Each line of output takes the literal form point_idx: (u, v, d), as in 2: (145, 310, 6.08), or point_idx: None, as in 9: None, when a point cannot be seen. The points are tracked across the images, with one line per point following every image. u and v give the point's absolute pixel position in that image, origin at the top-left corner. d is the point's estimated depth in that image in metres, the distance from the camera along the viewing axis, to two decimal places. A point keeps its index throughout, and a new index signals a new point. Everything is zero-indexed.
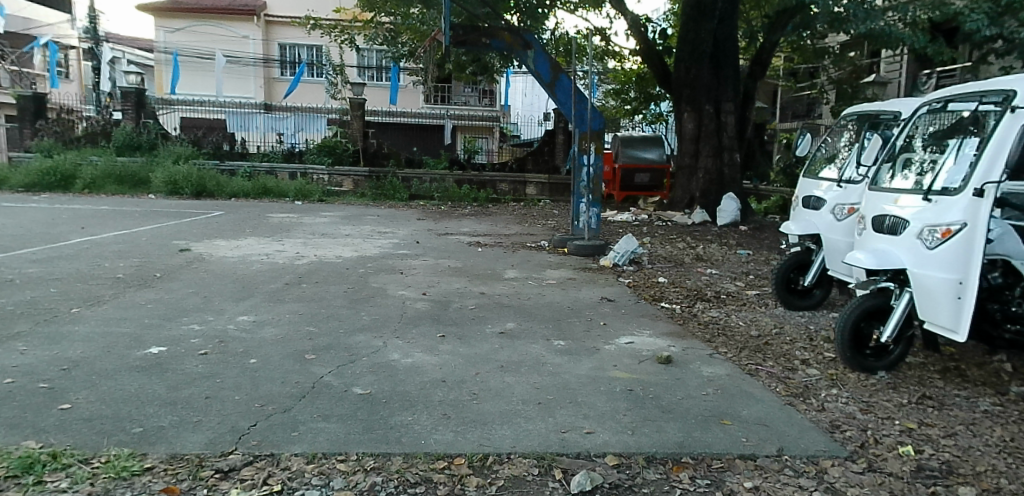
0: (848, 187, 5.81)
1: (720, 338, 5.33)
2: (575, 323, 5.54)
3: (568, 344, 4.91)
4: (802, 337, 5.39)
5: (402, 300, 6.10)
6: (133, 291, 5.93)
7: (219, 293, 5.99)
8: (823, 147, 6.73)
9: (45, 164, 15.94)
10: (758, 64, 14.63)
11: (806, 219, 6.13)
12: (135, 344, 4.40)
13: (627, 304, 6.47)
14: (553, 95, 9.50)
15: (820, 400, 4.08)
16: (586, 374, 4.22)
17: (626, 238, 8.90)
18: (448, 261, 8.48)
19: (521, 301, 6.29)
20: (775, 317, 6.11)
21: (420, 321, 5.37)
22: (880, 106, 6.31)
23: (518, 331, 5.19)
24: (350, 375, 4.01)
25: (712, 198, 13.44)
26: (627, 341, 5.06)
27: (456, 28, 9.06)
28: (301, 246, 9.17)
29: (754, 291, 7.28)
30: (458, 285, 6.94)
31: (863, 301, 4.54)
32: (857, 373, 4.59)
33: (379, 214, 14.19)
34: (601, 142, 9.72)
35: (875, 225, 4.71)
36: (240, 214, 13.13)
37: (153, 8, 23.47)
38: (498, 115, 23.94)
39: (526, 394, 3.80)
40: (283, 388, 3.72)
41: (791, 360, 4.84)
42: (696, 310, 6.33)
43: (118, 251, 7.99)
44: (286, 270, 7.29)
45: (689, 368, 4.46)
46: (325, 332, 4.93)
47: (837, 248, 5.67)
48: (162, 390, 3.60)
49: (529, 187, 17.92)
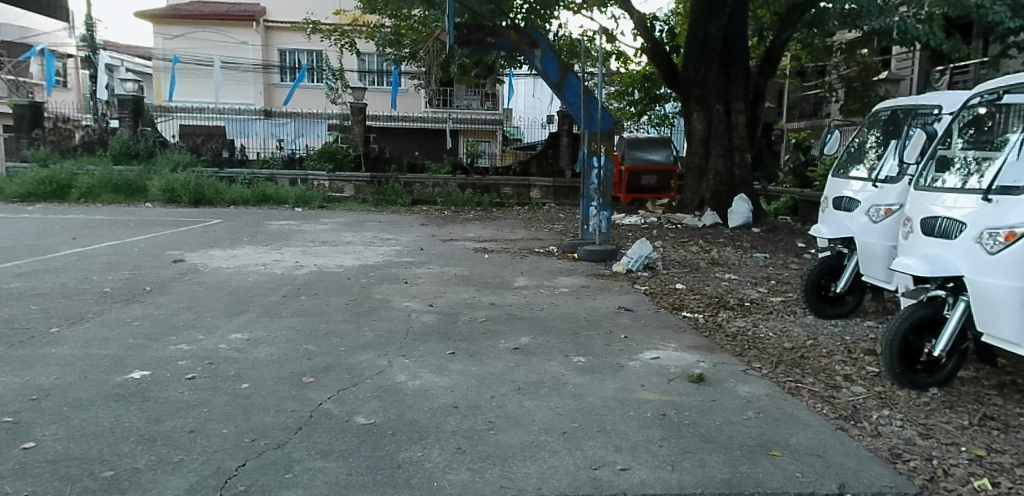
0: (884, 186, 5.44)
1: (751, 352, 4.91)
2: (593, 336, 5.13)
3: (588, 361, 4.51)
4: (839, 350, 4.99)
5: (407, 313, 5.71)
6: (119, 307, 5.55)
7: (211, 308, 5.61)
8: (851, 145, 6.37)
9: (40, 173, 15.55)
10: (769, 62, 14.14)
11: (837, 221, 5.77)
12: (116, 368, 4.02)
13: (646, 313, 6.07)
14: (561, 96, 9.10)
15: (873, 423, 3.68)
16: (612, 396, 3.82)
17: (640, 242, 8.49)
18: (455, 269, 8.10)
19: (534, 312, 5.90)
20: (806, 326, 5.70)
21: (428, 336, 4.99)
22: (917, 100, 5.91)
23: (533, 347, 4.79)
24: (351, 401, 3.61)
25: (723, 200, 13.04)
26: (652, 356, 4.66)
27: (459, 27, 8.68)
28: (301, 255, 8.78)
29: (778, 297, 6.89)
30: (466, 295, 6.55)
31: (913, 311, 4.16)
32: (905, 390, 4.19)
33: (382, 220, 13.80)
34: (612, 143, 9.29)
35: (924, 228, 4.36)
36: (239, 222, 12.76)
37: (151, 14, 23.15)
38: (501, 118, 23.55)
39: (549, 421, 3.41)
40: (277, 419, 3.33)
41: (833, 375, 4.44)
42: (721, 319, 5.93)
43: (108, 264, 7.61)
44: (284, 282, 6.90)
45: (724, 387, 4.07)
46: (325, 350, 4.54)
47: (874, 253, 5.36)
48: (140, 423, 3.23)
49: (533, 191, 17.50)
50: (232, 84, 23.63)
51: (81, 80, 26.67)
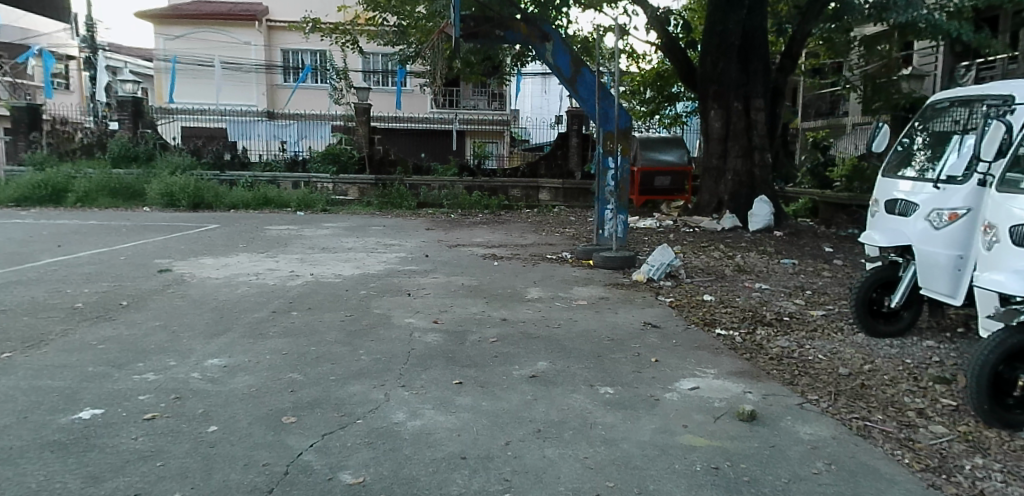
0: (948, 188, 4.74)
1: (803, 380, 4.27)
2: (619, 361, 4.48)
3: (617, 392, 3.88)
4: (904, 377, 4.33)
5: (409, 332, 5.07)
6: (87, 326, 4.95)
7: (190, 328, 4.98)
8: (902, 142, 5.66)
9: (35, 177, 15.03)
10: (789, 57, 13.35)
11: (891, 227, 5.12)
12: (64, 406, 3.41)
13: (675, 331, 5.42)
14: (574, 92, 8.41)
15: (968, 477, 3.05)
16: (649, 441, 3.21)
17: (662, 248, 7.84)
18: (461, 279, 7.46)
19: (551, 330, 5.27)
20: (858, 347, 5.03)
21: (431, 361, 4.36)
22: (982, 88, 5.11)
23: (553, 374, 4.17)
24: (338, 450, 3.01)
25: (742, 201, 12.36)
26: (690, 387, 4.02)
27: (466, 19, 8.09)
28: (297, 263, 8.18)
29: (819, 311, 6.22)
30: (474, 309, 5.94)
31: (1006, 338, 3.52)
32: (994, 429, 3.55)
33: (385, 224, 13.19)
34: (629, 142, 8.63)
35: (1015, 239, 3.73)
36: (238, 226, 12.17)
37: (151, 14, 22.61)
38: (509, 118, 22.89)
39: (576, 479, 2.80)
40: (244, 478, 2.73)
41: (904, 411, 3.80)
42: (760, 338, 5.27)
43: (87, 275, 6.99)
44: (276, 295, 6.27)
45: (781, 427, 3.47)
46: (312, 380, 3.93)
47: (938, 264, 4.70)
48: (75, 485, 2.63)
49: (542, 193, 16.98)
50: (233, 85, 23.15)
51: (82, 81, 26.24)
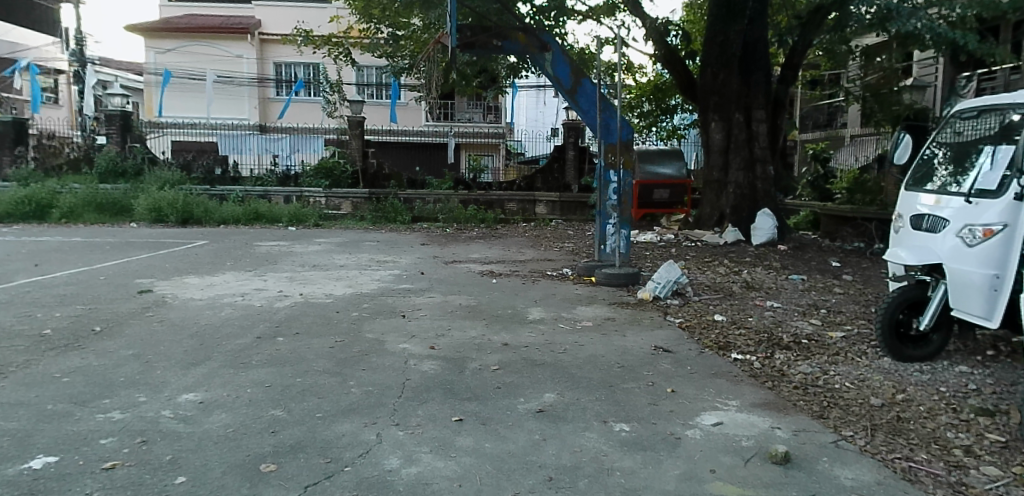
0: (981, 202, 4.41)
1: (833, 412, 3.91)
2: (633, 392, 4.11)
3: (634, 429, 3.52)
4: (942, 408, 3.99)
5: (404, 360, 4.69)
6: (52, 357, 4.54)
7: (166, 358, 4.59)
8: (926, 155, 5.32)
9: (18, 192, 14.61)
10: (790, 68, 13.10)
11: (918, 244, 4.79)
12: (13, 454, 3.02)
13: (689, 356, 5.06)
14: (574, 103, 8.04)
15: None
16: (674, 491, 2.85)
17: (668, 264, 7.48)
18: (459, 298, 7.08)
19: (556, 356, 4.89)
20: (887, 374, 4.68)
21: (428, 393, 3.98)
22: (1013, 96, 4.75)
23: (561, 408, 3.80)
24: None
25: (745, 215, 12.01)
26: (713, 422, 3.67)
27: (462, 29, 7.79)
28: (286, 283, 7.80)
29: (838, 332, 5.86)
30: (473, 332, 5.55)
31: None
32: None
33: (379, 239, 12.82)
34: (631, 154, 8.23)
35: None
36: (226, 243, 11.79)
37: (141, 27, 22.29)
38: (504, 131, 22.66)
39: None
40: None
41: (951, 449, 3.44)
42: (779, 363, 4.91)
43: (61, 297, 6.59)
44: (262, 318, 5.88)
45: (820, 472, 3.10)
46: (296, 418, 3.55)
47: (973, 284, 4.36)
48: None
49: (539, 206, 16.69)
50: (225, 99, 22.84)
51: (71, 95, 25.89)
